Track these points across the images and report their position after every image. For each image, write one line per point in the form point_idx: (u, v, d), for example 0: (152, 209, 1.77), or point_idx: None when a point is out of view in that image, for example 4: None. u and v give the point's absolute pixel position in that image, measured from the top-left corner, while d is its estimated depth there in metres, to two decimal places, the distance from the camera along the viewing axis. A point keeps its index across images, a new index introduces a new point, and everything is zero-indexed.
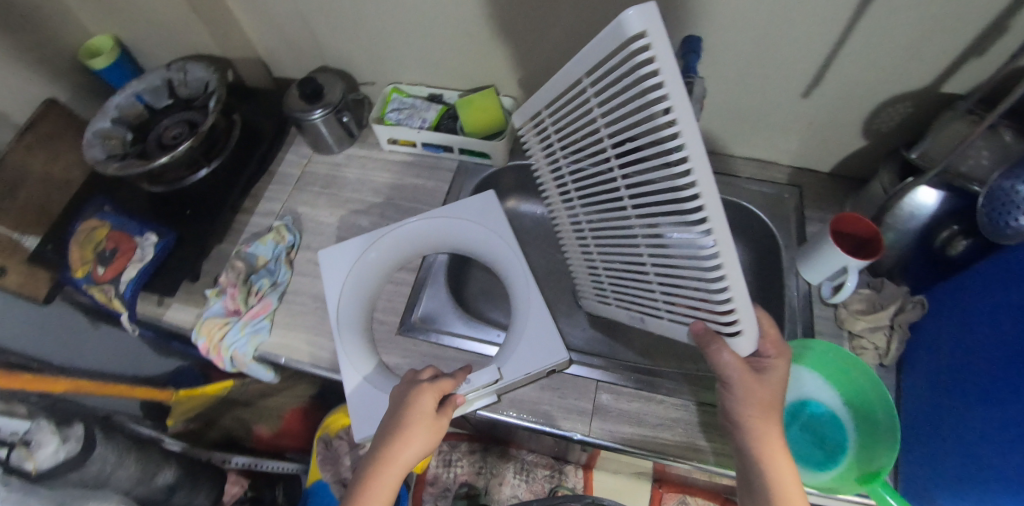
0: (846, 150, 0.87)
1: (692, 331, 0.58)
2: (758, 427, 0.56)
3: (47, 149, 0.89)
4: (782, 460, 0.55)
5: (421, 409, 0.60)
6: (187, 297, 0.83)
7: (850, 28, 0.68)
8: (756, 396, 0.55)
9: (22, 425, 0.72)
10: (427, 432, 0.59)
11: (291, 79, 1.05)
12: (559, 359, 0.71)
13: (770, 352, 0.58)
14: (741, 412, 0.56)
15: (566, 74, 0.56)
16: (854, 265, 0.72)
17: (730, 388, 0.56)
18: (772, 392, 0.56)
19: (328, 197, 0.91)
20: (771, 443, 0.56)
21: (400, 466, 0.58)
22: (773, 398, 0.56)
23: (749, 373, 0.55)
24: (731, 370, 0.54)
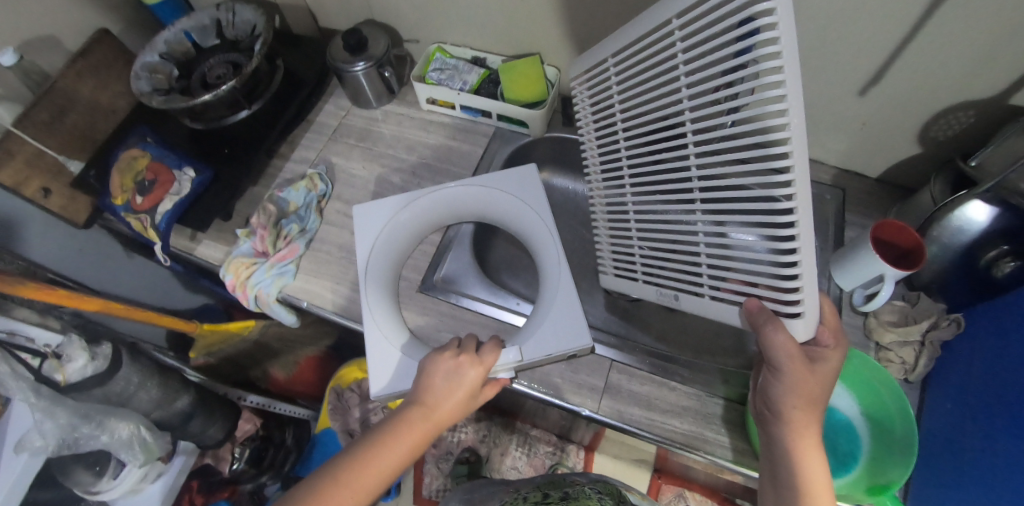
0: (898, 156, 0.82)
1: (744, 309, 0.55)
2: (798, 422, 0.55)
3: (97, 77, 0.90)
4: (811, 443, 0.55)
5: (470, 376, 0.61)
6: (218, 234, 0.86)
7: (921, 25, 0.64)
8: (802, 389, 0.54)
9: (55, 338, 0.78)
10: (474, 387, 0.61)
11: (336, 30, 1.05)
12: (582, 344, 0.68)
13: (826, 342, 0.57)
14: (785, 402, 0.55)
15: (654, 23, 0.54)
16: (892, 274, 0.70)
17: (779, 375, 0.55)
18: (820, 384, 0.55)
19: (362, 150, 0.92)
20: (805, 439, 0.55)
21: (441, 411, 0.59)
22: (822, 388, 0.55)
23: (804, 365, 0.54)
24: (786, 360, 0.53)
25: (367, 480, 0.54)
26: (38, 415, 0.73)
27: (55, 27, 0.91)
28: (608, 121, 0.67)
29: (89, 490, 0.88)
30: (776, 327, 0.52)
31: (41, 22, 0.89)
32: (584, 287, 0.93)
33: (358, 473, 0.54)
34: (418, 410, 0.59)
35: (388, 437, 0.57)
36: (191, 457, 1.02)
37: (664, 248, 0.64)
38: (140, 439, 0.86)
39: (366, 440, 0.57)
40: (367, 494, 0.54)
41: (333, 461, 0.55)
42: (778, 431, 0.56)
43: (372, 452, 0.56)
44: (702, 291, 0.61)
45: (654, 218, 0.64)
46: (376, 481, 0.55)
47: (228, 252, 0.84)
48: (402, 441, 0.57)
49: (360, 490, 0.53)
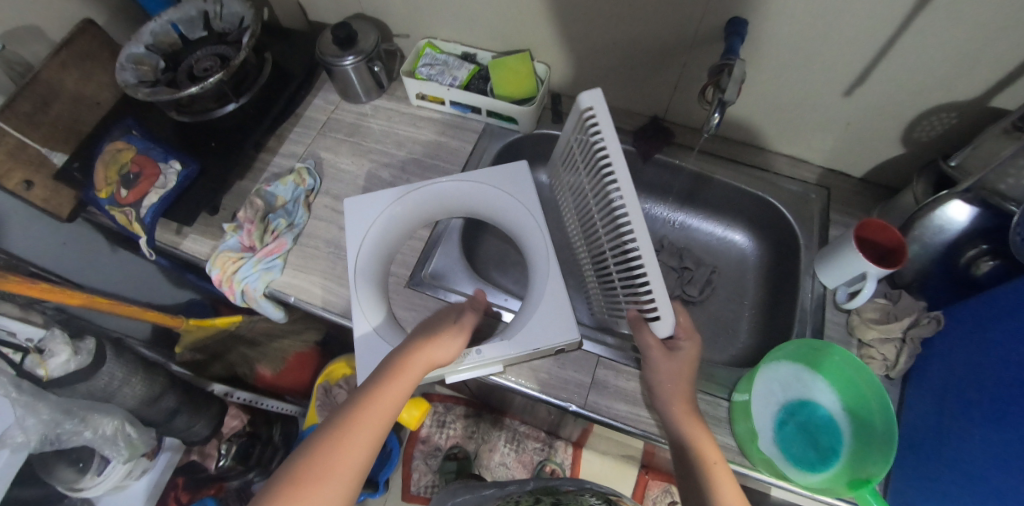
0: (882, 157, 0.84)
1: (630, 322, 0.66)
2: (673, 399, 0.62)
3: (81, 69, 0.89)
4: (677, 401, 0.62)
5: (445, 347, 0.61)
6: (204, 228, 0.86)
7: (902, 28, 0.65)
8: (671, 373, 0.62)
9: (38, 333, 0.75)
10: (456, 341, 0.63)
11: (326, 24, 1.04)
12: (570, 339, 0.69)
13: (681, 335, 0.64)
14: (657, 384, 0.63)
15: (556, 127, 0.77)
16: (874, 272, 0.70)
17: (648, 364, 0.64)
18: (684, 369, 0.62)
19: (351, 145, 0.91)
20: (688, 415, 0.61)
21: (422, 365, 0.59)
22: (684, 375, 0.62)
23: (664, 353, 0.62)
24: (650, 350, 0.63)
25: (366, 432, 0.54)
26: (20, 412, 0.73)
27: (38, 17, 0.90)
28: (557, 184, 0.85)
29: (74, 487, 0.87)
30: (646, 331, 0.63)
31: (23, 12, 0.87)
32: (572, 283, 0.93)
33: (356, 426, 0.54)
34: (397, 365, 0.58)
35: (380, 387, 0.57)
36: (177, 453, 1.04)
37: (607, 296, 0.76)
38: (125, 434, 0.87)
39: (359, 395, 0.56)
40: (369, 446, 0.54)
41: (323, 429, 0.54)
42: (663, 408, 0.63)
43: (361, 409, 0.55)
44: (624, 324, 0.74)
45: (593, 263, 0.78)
46: (372, 438, 0.54)
47: (215, 246, 0.84)
48: (393, 391, 0.57)
49: (360, 441, 0.53)
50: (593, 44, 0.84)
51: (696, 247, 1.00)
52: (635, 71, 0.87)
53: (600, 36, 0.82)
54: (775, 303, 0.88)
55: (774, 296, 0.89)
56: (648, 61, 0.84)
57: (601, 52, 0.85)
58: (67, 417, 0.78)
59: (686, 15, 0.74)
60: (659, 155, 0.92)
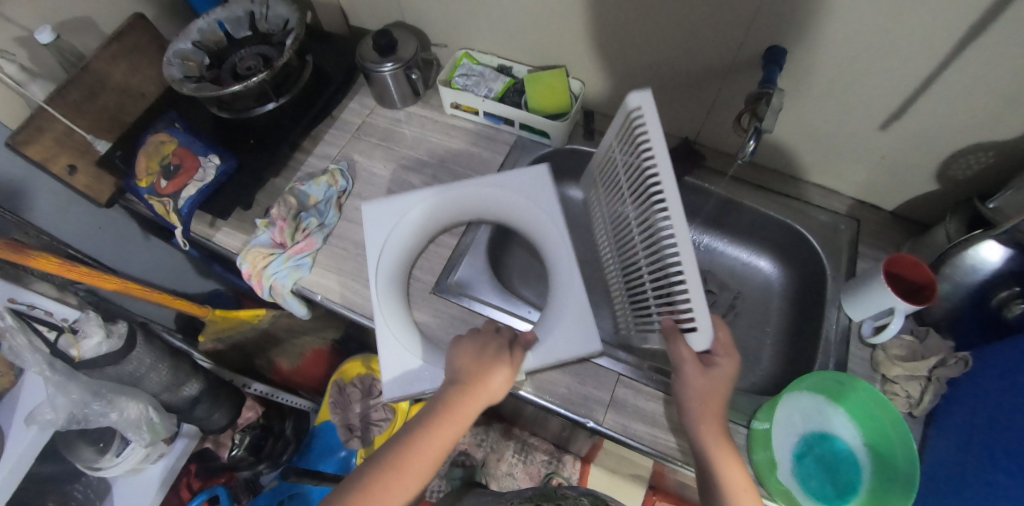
0: (915, 192, 0.83)
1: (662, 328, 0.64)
2: (704, 420, 0.60)
3: (129, 61, 0.92)
4: (707, 421, 0.60)
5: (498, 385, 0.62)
6: (237, 223, 0.87)
7: (943, 67, 0.65)
8: (702, 392, 0.60)
9: (73, 313, 0.79)
10: (506, 379, 0.63)
11: (366, 30, 1.06)
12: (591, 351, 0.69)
13: (719, 351, 0.62)
14: (687, 401, 0.61)
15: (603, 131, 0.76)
16: (902, 308, 0.70)
17: (679, 378, 0.62)
18: (717, 387, 0.60)
19: (384, 150, 0.93)
20: (715, 436, 0.60)
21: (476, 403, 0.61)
22: (715, 393, 0.60)
23: (699, 366, 0.60)
24: (684, 363, 0.60)
25: (421, 464, 0.58)
26: (52, 390, 0.75)
27: (92, 10, 0.93)
28: (596, 183, 0.83)
29: (92, 466, 0.89)
30: (680, 342, 0.61)
31: (79, 5, 0.91)
32: (594, 299, 0.93)
33: (411, 459, 0.57)
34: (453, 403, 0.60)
35: (437, 423, 0.59)
36: (193, 441, 1.05)
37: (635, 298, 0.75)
38: (147, 419, 0.89)
39: (416, 427, 0.59)
40: (422, 477, 0.58)
41: (382, 457, 0.57)
42: (691, 428, 0.61)
43: (417, 443, 0.58)
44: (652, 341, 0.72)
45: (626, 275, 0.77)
46: (427, 468, 0.58)
47: (247, 241, 0.85)
48: (447, 430, 0.59)
49: (415, 473, 0.57)
50: (630, 63, 0.85)
51: (720, 271, 0.99)
52: (669, 92, 0.87)
53: (638, 56, 0.83)
54: (798, 332, 0.87)
55: (798, 326, 0.88)
56: (682, 83, 0.85)
57: (637, 72, 0.86)
58: (95, 399, 0.80)
59: (727, 41, 0.74)
60: (688, 178, 0.92)
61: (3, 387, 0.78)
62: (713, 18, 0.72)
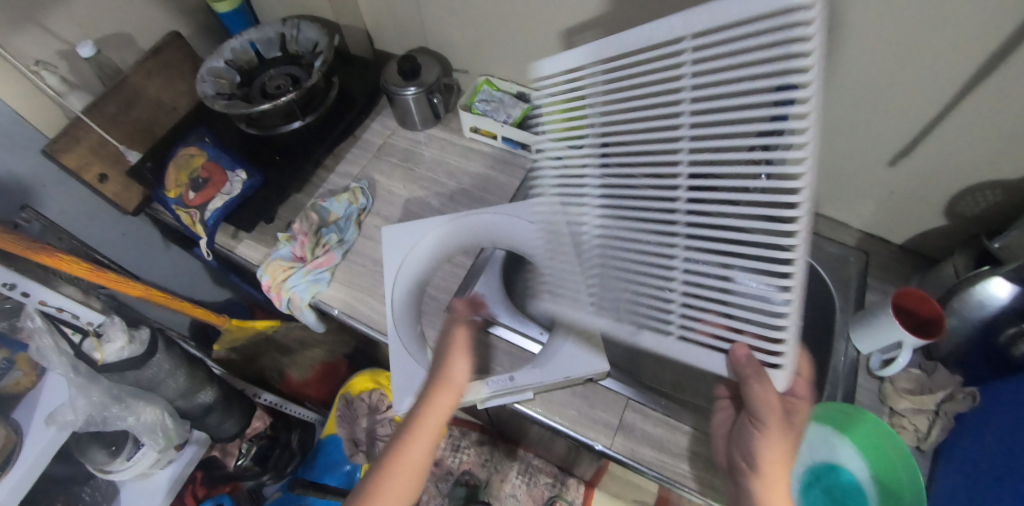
0: (923, 227, 0.84)
1: (732, 357, 0.56)
2: (773, 476, 0.55)
3: (164, 76, 0.96)
4: (779, 476, 0.55)
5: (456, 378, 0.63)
6: (259, 236, 0.90)
7: (950, 107, 0.67)
8: (778, 441, 0.56)
9: (98, 317, 0.81)
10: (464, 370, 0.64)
11: (390, 54, 1.11)
12: (598, 370, 0.72)
13: (797, 393, 0.59)
14: (761, 454, 0.56)
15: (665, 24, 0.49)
16: (909, 342, 0.70)
17: (757, 424, 0.57)
18: (794, 437, 0.57)
19: (404, 170, 0.96)
20: (777, 493, 0.54)
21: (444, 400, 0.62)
22: (793, 444, 0.57)
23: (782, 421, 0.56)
24: (764, 408, 0.56)
25: (407, 472, 0.59)
26: (74, 391, 0.78)
27: (133, 27, 0.98)
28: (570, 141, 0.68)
29: (102, 469, 0.91)
30: (760, 378, 0.54)
31: (121, 22, 0.96)
32: None
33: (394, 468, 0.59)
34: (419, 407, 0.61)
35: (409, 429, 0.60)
36: (201, 449, 1.04)
37: (628, 290, 0.63)
38: (162, 425, 0.92)
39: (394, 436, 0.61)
40: (414, 483, 0.59)
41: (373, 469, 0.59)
42: (752, 484, 0.56)
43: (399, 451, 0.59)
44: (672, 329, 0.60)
45: (625, 246, 0.63)
46: (415, 474, 0.59)
47: (268, 253, 0.88)
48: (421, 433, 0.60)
49: (405, 482, 0.58)
50: None
51: None
52: None
53: None
54: (806, 362, 0.88)
55: (806, 356, 0.89)
56: None
57: None
58: (115, 402, 0.84)
59: None
60: None
61: (25, 387, 0.79)
62: None
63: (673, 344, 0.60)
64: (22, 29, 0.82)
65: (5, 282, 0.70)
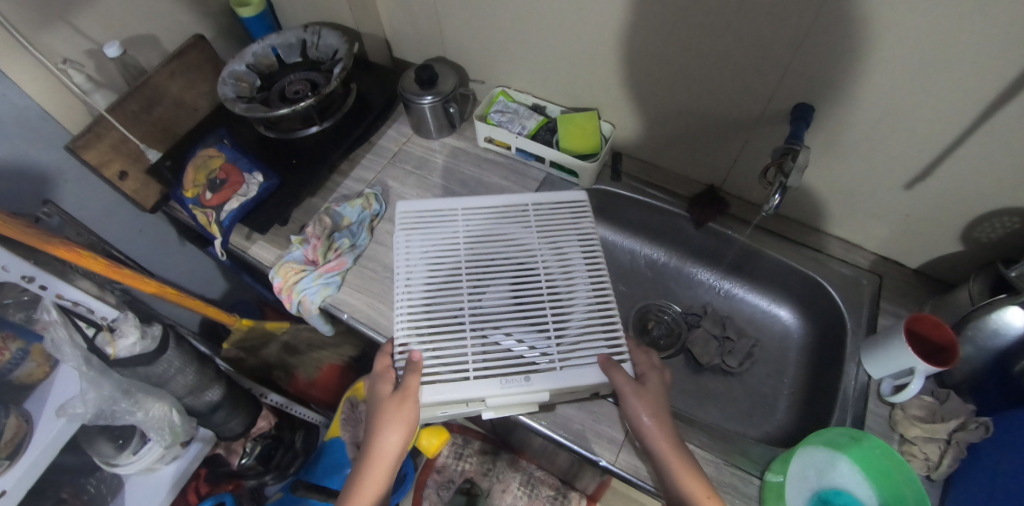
0: (939, 252, 0.83)
1: (604, 367, 0.65)
2: (653, 436, 0.61)
3: (186, 77, 0.98)
4: (661, 437, 0.61)
5: (399, 418, 0.62)
6: (273, 238, 0.91)
7: (969, 131, 0.66)
8: (644, 403, 0.62)
9: (113, 312, 0.81)
10: (407, 413, 0.62)
11: (408, 63, 1.12)
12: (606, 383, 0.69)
13: (643, 368, 0.67)
14: (638, 422, 0.62)
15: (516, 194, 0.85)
16: (922, 369, 0.69)
17: (622, 397, 0.63)
18: (653, 395, 0.63)
19: (417, 177, 0.97)
20: (664, 449, 0.61)
21: (392, 440, 0.62)
22: (654, 400, 0.63)
23: (638, 390, 0.63)
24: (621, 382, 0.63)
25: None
26: (85, 384, 0.78)
27: (159, 28, 1.00)
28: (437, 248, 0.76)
29: (109, 462, 0.91)
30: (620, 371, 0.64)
31: (148, 24, 0.98)
32: None
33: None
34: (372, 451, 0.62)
35: (364, 472, 0.62)
36: (207, 446, 1.06)
37: (509, 365, 0.66)
38: (170, 421, 0.93)
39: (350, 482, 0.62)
40: None
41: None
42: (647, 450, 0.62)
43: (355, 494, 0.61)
44: (555, 363, 0.66)
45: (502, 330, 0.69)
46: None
47: (280, 255, 0.89)
48: (372, 475, 0.62)
49: None
50: (659, 109, 0.89)
51: (740, 317, 1.01)
52: (694, 140, 0.91)
53: (668, 101, 0.86)
54: (815, 384, 0.87)
55: (815, 378, 0.88)
56: (709, 134, 0.88)
57: (667, 117, 0.89)
58: (125, 397, 0.84)
59: (755, 94, 0.78)
60: (711, 224, 0.95)
61: (37, 378, 0.79)
62: (743, 69, 0.75)
63: (562, 374, 0.65)
64: (53, 27, 0.84)
65: (27, 274, 0.70)
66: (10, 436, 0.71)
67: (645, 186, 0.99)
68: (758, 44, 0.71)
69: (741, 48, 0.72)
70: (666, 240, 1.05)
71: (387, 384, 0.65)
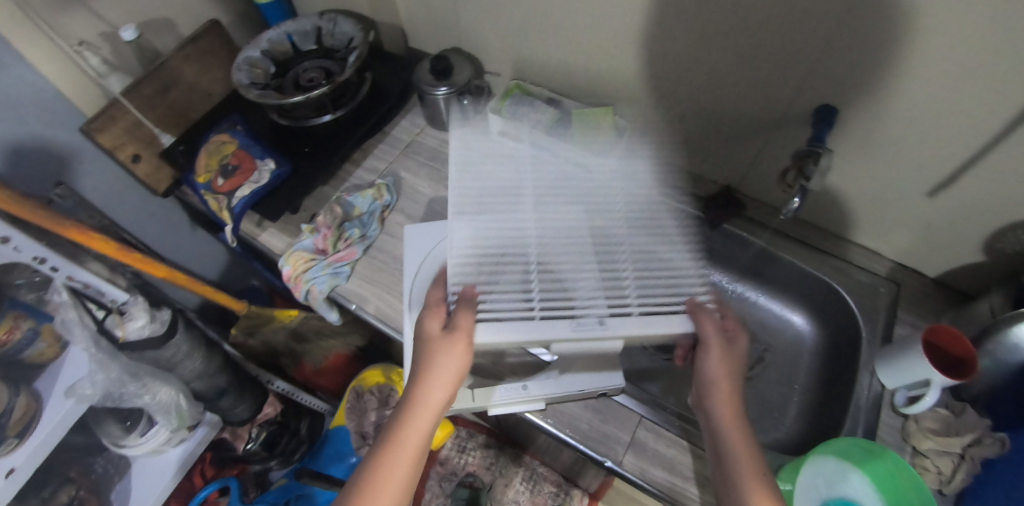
0: (961, 262, 0.81)
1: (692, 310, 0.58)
2: (722, 401, 0.59)
3: (202, 62, 0.98)
4: (727, 397, 0.59)
5: (448, 361, 0.57)
6: (283, 226, 0.91)
7: (997, 140, 0.64)
8: (723, 367, 0.59)
9: (123, 296, 0.83)
10: (457, 356, 0.57)
11: (424, 52, 1.11)
12: (613, 385, 0.71)
13: (730, 326, 0.62)
14: (712, 384, 0.60)
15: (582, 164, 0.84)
16: (939, 381, 0.67)
17: (705, 356, 0.59)
18: (733, 361, 0.60)
19: (430, 169, 0.96)
20: (727, 414, 0.59)
21: (440, 381, 0.58)
22: (731, 366, 0.60)
23: (721, 345, 0.59)
24: (710, 339, 0.58)
25: (403, 458, 0.57)
26: (94, 366, 0.78)
27: (175, 12, 1.00)
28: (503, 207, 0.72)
29: (117, 442, 0.93)
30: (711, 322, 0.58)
31: (165, 8, 0.98)
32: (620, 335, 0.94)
33: (391, 453, 0.57)
34: (416, 393, 0.58)
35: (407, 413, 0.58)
36: (213, 430, 1.06)
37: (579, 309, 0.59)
38: (177, 405, 0.94)
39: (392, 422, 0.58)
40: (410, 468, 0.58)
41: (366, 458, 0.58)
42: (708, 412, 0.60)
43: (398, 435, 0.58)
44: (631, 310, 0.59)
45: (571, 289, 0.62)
46: (411, 458, 0.58)
47: (290, 243, 0.89)
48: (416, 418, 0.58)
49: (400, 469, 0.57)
50: (679, 105, 0.87)
51: (752, 321, 1.00)
52: (711, 140, 0.89)
53: (689, 97, 0.84)
54: (827, 392, 0.86)
55: (828, 385, 0.87)
56: (730, 133, 0.86)
57: (686, 115, 0.88)
58: (132, 380, 0.84)
59: (778, 93, 0.76)
60: (727, 225, 0.93)
61: (48, 357, 0.79)
62: (766, 67, 0.73)
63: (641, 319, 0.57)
64: (70, 9, 0.84)
65: (38, 256, 0.71)
66: (19, 415, 0.72)
67: None
68: (784, 42, 0.69)
69: (766, 46, 0.70)
70: None
71: (436, 322, 0.59)
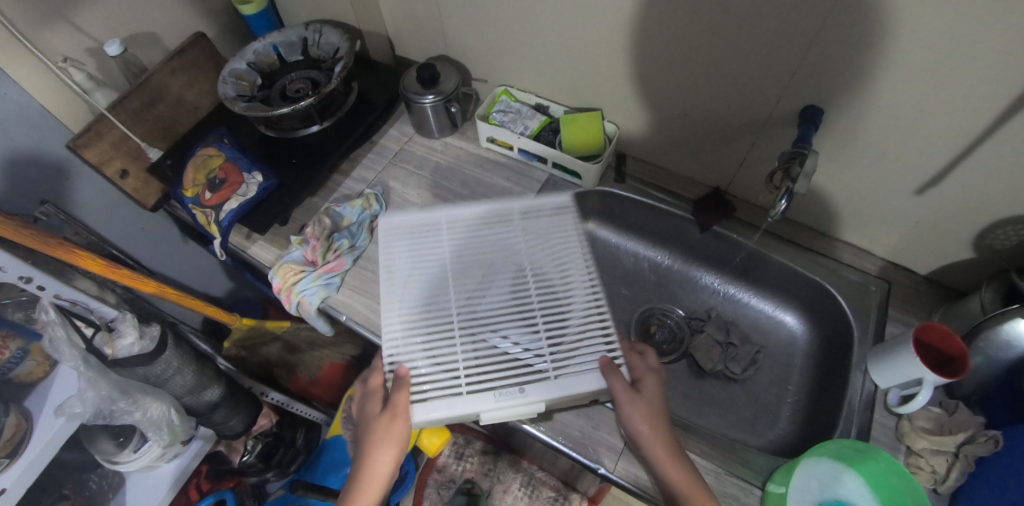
0: (951, 259, 0.81)
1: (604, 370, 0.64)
2: (648, 442, 0.62)
3: (188, 75, 0.98)
4: (655, 442, 0.62)
5: (388, 439, 0.62)
6: (273, 238, 0.91)
7: (983, 137, 0.64)
8: (639, 412, 0.62)
9: (112, 313, 0.85)
10: (394, 434, 0.62)
11: (411, 61, 1.11)
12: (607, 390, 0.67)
13: (640, 373, 0.66)
14: (634, 429, 0.62)
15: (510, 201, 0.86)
16: (931, 380, 0.68)
17: (618, 406, 0.63)
18: (649, 404, 0.63)
19: (419, 178, 0.96)
20: (657, 453, 0.62)
21: (384, 458, 0.63)
22: (649, 408, 0.63)
23: (632, 394, 0.63)
24: (618, 393, 0.62)
25: None
26: (83, 383, 0.78)
27: (160, 27, 1.00)
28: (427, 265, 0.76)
29: (110, 459, 0.92)
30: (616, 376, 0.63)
31: (150, 22, 0.98)
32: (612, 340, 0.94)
33: None
34: (364, 468, 0.63)
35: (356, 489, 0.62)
36: (207, 444, 1.06)
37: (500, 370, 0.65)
38: (168, 421, 0.94)
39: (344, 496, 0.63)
40: None
41: None
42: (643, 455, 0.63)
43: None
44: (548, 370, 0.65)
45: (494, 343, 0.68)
46: None
47: (280, 255, 0.88)
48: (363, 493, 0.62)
49: None
50: (665, 109, 0.87)
51: (745, 322, 1.00)
52: (698, 143, 0.89)
53: (674, 100, 0.84)
54: (821, 392, 0.86)
55: (821, 385, 0.86)
56: (717, 136, 0.86)
57: (673, 118, 0.88)
58: (123, 396, 0.84)
59: (763, 95, 0.76)
60: (716, 227, 0.94)
61: (37, 376, 0.79)
62: (751, 70, 0.73)
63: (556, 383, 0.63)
64: (53, 25, 0.83)
65: (24, 275, 0.71)
66: (9, 435, 0.71)
67: (649, 188, 0.97)
68: (767, 45, 0.69)
69: (749, 48, 0.70)
70: (669, 243, 1.03)
71: (376, 403, 0.65)
